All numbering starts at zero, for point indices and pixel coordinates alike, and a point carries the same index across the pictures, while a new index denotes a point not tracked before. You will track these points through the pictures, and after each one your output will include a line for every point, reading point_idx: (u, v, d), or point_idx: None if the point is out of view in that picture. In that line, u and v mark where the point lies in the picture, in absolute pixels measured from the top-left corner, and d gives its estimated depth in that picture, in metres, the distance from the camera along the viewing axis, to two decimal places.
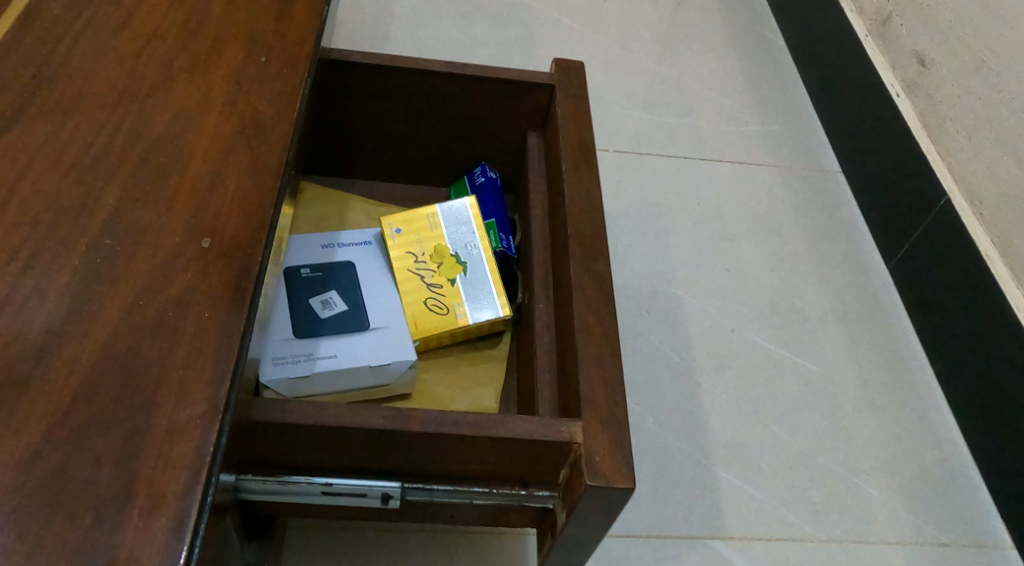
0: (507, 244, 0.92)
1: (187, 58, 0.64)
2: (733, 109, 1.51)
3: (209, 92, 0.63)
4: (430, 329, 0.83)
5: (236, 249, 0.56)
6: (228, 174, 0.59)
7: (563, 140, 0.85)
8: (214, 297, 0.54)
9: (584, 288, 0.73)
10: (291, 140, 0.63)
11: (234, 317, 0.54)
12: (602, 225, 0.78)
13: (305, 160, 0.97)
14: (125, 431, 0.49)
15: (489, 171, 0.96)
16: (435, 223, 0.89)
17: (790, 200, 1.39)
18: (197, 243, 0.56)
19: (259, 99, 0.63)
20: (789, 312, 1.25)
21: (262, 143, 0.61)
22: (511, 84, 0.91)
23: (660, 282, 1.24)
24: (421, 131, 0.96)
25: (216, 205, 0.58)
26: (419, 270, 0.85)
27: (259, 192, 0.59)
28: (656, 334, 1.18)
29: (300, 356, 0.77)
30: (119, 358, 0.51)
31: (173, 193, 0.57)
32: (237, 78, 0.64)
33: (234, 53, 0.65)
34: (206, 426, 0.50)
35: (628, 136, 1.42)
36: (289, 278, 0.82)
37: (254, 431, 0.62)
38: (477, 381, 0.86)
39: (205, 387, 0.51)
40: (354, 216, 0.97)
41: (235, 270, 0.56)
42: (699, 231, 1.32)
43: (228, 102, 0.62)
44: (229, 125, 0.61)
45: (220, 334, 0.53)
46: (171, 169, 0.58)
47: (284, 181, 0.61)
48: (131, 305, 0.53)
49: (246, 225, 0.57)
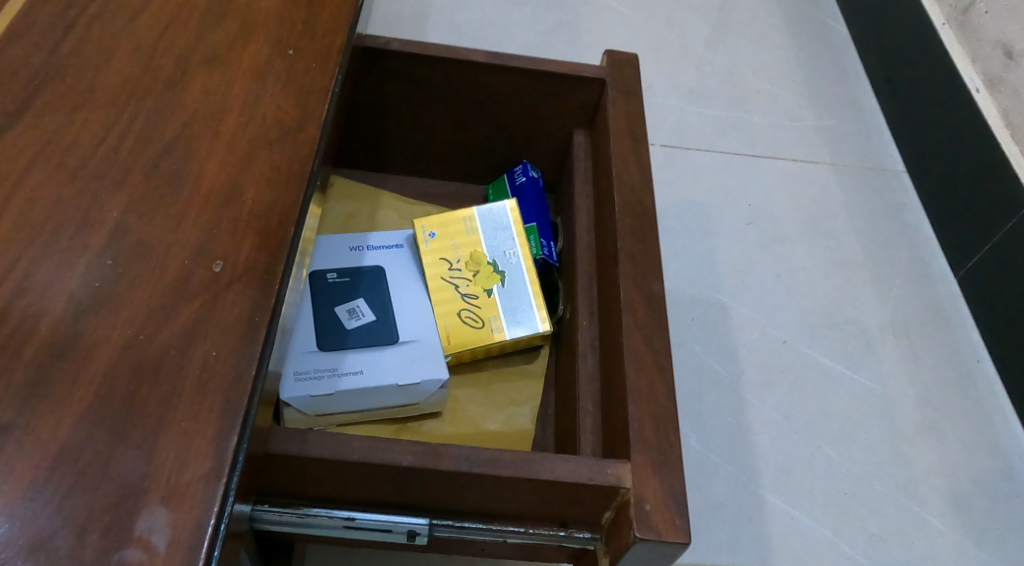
0: (549, 251, 0.84)
1: (210, 49, 0.58)
2: (789, 102, 1.43)
3: (230, 87, 0.56)
4: (463, 344, 0.77)
5: (250, 274, 0.50)
6: (247, 184, 0.53)
7: (614, 143, 0.78)
8: (224, 333, 0.49)
9: (635, 310, 0.67)
10: (318, 147, 0.57)
11: (248, 350, 0.48)
12: (656, 241, 0.71)
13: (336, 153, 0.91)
14: (118, 487, 0.44)
15: (531, 170, 0.89)
16: (473, 228, 0.81)
17: (847, 203, 1.31)
18: (208, 266, 0.50)
19: (285, 99, 0.57)
20: (843, 323, 1.17)
21: (285, 148, 0.55)
22: (557, 78, 0.84)
23: (707, 288, 1.17)
24: (458, 126, 0.90)
25: (232, 222, 0.52)
26: (453, 278, 0.79)
27: (279, 206, 0.53)
28: (702, 344, 1.11)
29: (323, 372, 0.72)
30: (118, 402, 0.46)
31: (184, 207, 0.51)
32: (261, 72, 0.58)
33: (260, 44, 0.59)
34: (209, 488, 0.45)
35: (676, 129, 1.34)
36: (314, 283, 0.78)
37: (271, 461, 0.57)
38: (513, 398, 0.80)
39: (210, 440, 0.46)
40: (386, 215, 0.91)
41: (251, 297, 0.50)
42: (750, 233, 1.24)
43: (250, 100, 0.56)
44: (251, 127, 0.55)
45: (233, 370, 0.48)
46: (183, 178, 0.52)
47: (307, 193, 0.55)
48: (133, 337, 0.47)
49: (266, 243, 0.52)
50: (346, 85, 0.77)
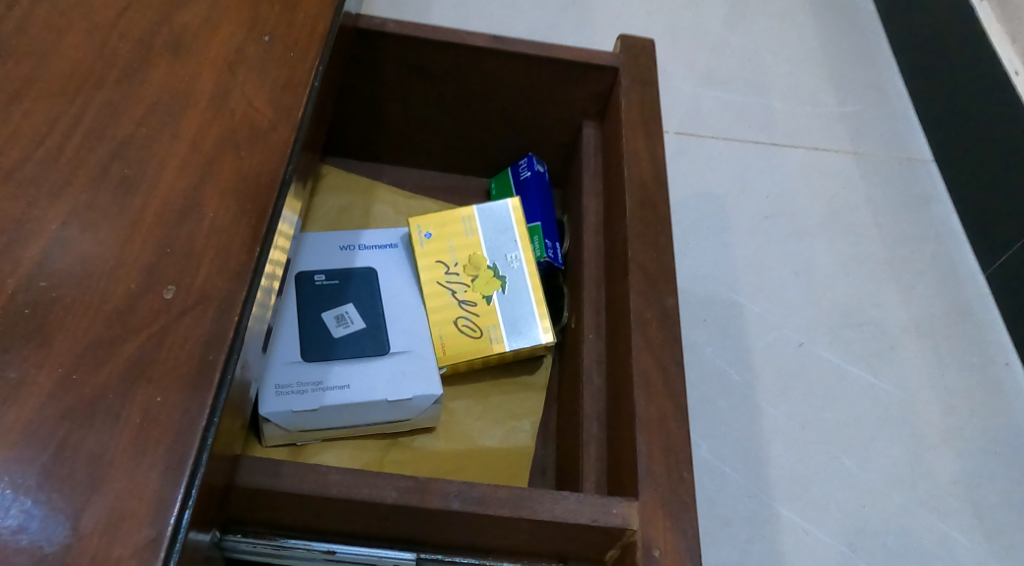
0: (554, 252, 0.78)
1: (174, 35, 0.52)
2: (810, 86, 1.35)
3: (195, 80, 0.50)
4: (459, 355, 0.71)
5: (206, 302, 0.45)
6: (208, 196, 0.48)
7: (627, 138, 0.72)
8: (175, 369, 0.44)
9: (645, 327, 0.61)
10: (293, 150, 0.51)
11: (201, 388, 0.44)
12: (669, 249, 0.66)
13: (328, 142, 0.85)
14: (42, 544, 0.40)
15: (536, 164, 0.83)
16: (472, 228, 0.75)
17: (870, 195, 1.24)
18: (159, 291, 0.45)
19: (256, 94, 0.51)
20: (863, 323, 1.11)
21: (254, 152, 0.49)
22: (567, 66, 0.78)
23: (721, 286, 1.11)
24: (459, 115, 0.84)
25: (188, 240, 0.46)
26: (450, 283, 0.73)
27: (243, 221, 0.48)
28: (714, 346, 1.06)
29: (307, 386, 0.67)
30: (48, 444, 0.41)
31: (133, 221, 0.46)
32: (232, 64, 0.52)
33: (232, 30, 0.53)
34: (147, 558, 0.40)
35: (689, 115, 1.27)
36: (300, 285, 0.72)
37: (236, 492, 0.51)
38: (512, 412, 0.74)
39: (153, 493, 0.41)
40: (381, 209, 0.86)
41: (206, 329, 0.45)
42: (766, 227, 1.17)
43: (218, 96, 0.50)
44: (216, 127, 0.49)
45: (182, 412, 0.43)
46: (135, 185, 0.47)
47: (279, 206, 0.50)
48: (68, 369, 0.42)
49: (226, 264, 0.46)
50: (338, 69, 0.70)
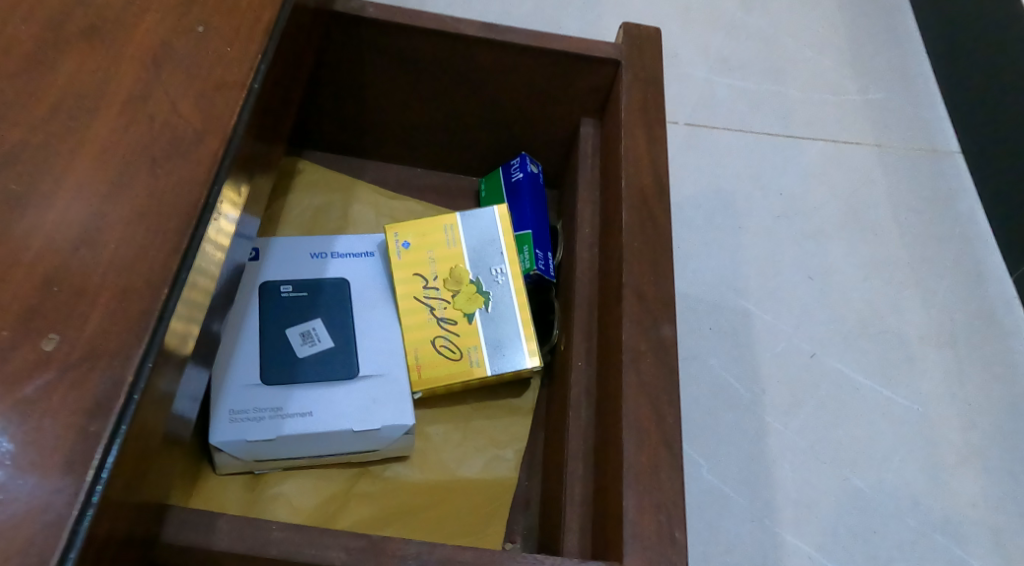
0: (545, 263, 0.71)
1: (97, 46, 0.46)
2: (831, 72, 1.25)
3: (106, 90, 0.45)
4: (437, 380, 0.65)
5: (97, 356, 0.41)
6: (107, 230, 0.43)
7: (625, 141, 0.65)
8: (52, 427, 0.39)
9: (638, 362, 0.55)
10: (219, 167, 0.46)
11: (80, 451, 0.39)
12: (670, 271, 0.59)
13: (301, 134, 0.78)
14: None
15: (529, 164, 0.76)
16: (455, 237, 0.68)
17: (893, 191, 1.14)
18: (41, 339, 0.40)
19: (181, 97, 0.47)
20: (880, 332, 1.02)
21: (170, 169, 0.45)
22: (566, 58, 0.70)
23: (728, 291, 1.02)
24: (446, 108, 0.77)
25: (82, 276, 0.42)
26: (429, 298, 0.66)
27: (145, 259, 0.43)
28: (720, 359, 0.97)
29: (264, 413, 0.61)
30: None
31: (19, 249, 0.41)
32: (160, 79, 0.47)
33: (166, 40, 0.48)
34: None
35: (698, 103, 1.17)
36: (265, 297, 0.66)
37: (143, 543, 0.45)
38: (495, 440, 0.68)
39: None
40: (361, 210, 0.79)
41: (93, 385, 0.40)
42: (779, 227, 1.08)
43: (138, 115, 0.45)
44: (127, 136, 0.45)
45: (57, 481, 0.38)
46: (24, 205, 0.42)
47: (198, 238, 0.45)
48: None
49: (121, 309, 0.42)
50: (309, 58, 0.63)
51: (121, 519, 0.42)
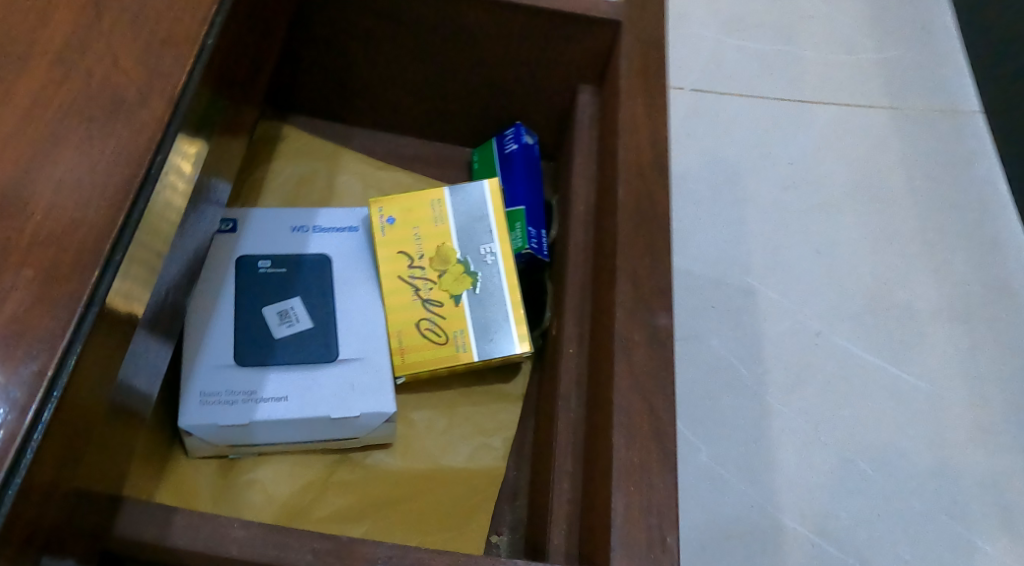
0: (538, 241, 0.68)
1: (44, 40, 0.45)
2: (847, 27, 1.15)
3: (43, 47, 0.44)
4: (421, 364, 0.62)
5: (18, 336, 0.40)
6: (27, 218, 0.41)
7: (624, 113, 0.61)
8: None
9: (631, 354, 0.52)
10: (166, 133, 0.45)
11: None
12: (667, 254, 0.55)
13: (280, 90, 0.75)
14: None
15: (524, 135, 0.72)
16: (442, 214, 0.64)
17: (907, 157, 1.06)
18: None
19: (122, 54, 0.45)
20: (891, 307, 0.97)
21: (107, 130, 0.44)
22: (564, 20, 0.66)
23: (730, 267, 0.97)
24: (435, 72, 0.72)
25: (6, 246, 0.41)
26: (414, 278, 0.63)
27: (69, 248, 0.41)
28: (722, 338, 0.93)
29: (238, 396, 0.58)
30: None
31: None
32: (105, 73, 0.45)
33: (117, 29, 0.46)
34: None
35: (704, 66, 1.10)
36: (241, 273, 0.62)
37: (67, 529, 0.43)
38: (482, 427, 0.65)
39: None
40: (347, 180, 0.75)
41: (12, 376, 0.39)
42: (787, 199, 1.02)
43: (75, 103, 0.44)
44: (63, 93, 0.44)
45: None
46: None
47: (135, 216, 0.43)
48: None
49: (41, 296, 0.40)
50: (258, 28, 0.60)
51: (28, 509, 0.40)
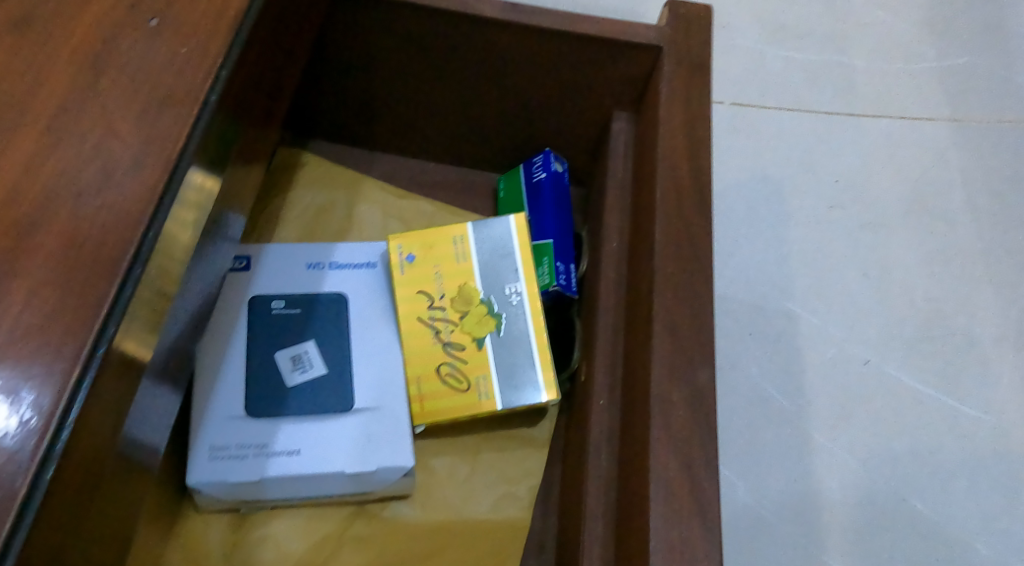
0: (567, 277, 0.64)
1: (38, 101, 0.42)
2: (905, 37, 1.00)
3: (36, 111, 0.41)
4: (441, 412, 0.58)
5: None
6: (11, 290, 0.38)
7: (662, 143, 0.57)
8: None
9: (669, 413, 0.48)
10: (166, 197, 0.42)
11: None
12: (709, 303, 0.51)
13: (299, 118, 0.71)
14: None
15: (553, 162, 0.68)
16: (464, 251, 0.60)
17: (975, 178, 0.91)
18: None
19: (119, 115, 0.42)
20: (951, 334, 0.84)
21: (99, 202, 0.40)
22: (598, 44, 0.62)
23: (766, 287, 0.86)
24: (461, 98, 0.68)
25: None
26: (435, 320, 0.59)
27: (60, 319, 0.38)
28: (762, 366, 0.82)
29: (248, 450, 0.55)
30: None
31: None
32: (100, 134, 0.42)
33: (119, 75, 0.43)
34: None
35: (742, 71, 0.97)
36: (253, 314, 0.59)
37: None
38: (505, 475, 0.62)
39: None
40: (367, 210, 0.72)
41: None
42: (834, 219, 0.89)
43: (69, 171, 0.41)
44: (55, 161, 0.41)
45: None
46: None
47: (130, 286, 0.40)
48: None
49: (26, 374, 0.37)
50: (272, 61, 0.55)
51: None
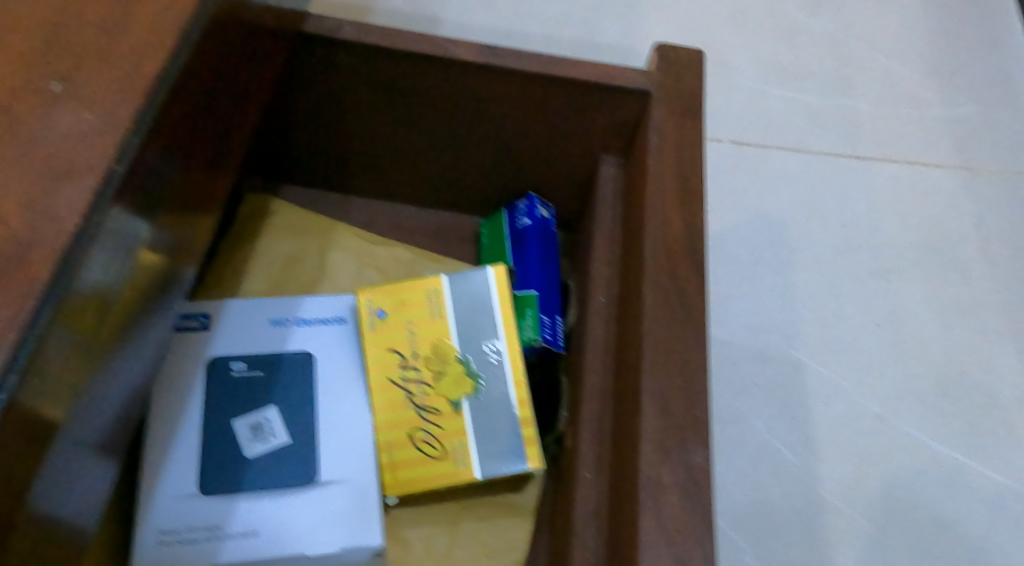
0: (551, 332, 0.60)
1: None
2: (908, 79, 0.96)
3: None
4: (415, 482, 0.54)
5: None
6: None
7: (651, 197, 0.54)
8: None
9: (661, 497, 0.46)
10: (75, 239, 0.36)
11: None
12: (705, 378, 0.49)
13: (268, 159, 0.67)
14: None
15: (538, 208, 0.64)
16: (440, 307, 0.56)
17: (988, 225, 0.87)
18: None
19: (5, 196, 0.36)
20: (966, 390, 0.79)
21: None
22: (583, 88, 0.58)
23: (772, 336, 0.80)
24: (439, 143, 0.64)
25: None
26: (407, 381, 0.55)
27: None
28: (769, 421, 0.77)
29: (199, 533, 0.51)
30: None
31: None
32: None
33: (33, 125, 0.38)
34: None
35: (742, 107, 0.92)
36: (210, 376, 0.54)
37: None
38: (488, 548, 0.56)
39: None
40: (339, 259, 0.66)
41: None
42: (841, 265, 0.84)
43: None
44: None
45: None
46: None
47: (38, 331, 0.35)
48: None
49: None
50: None
51: None
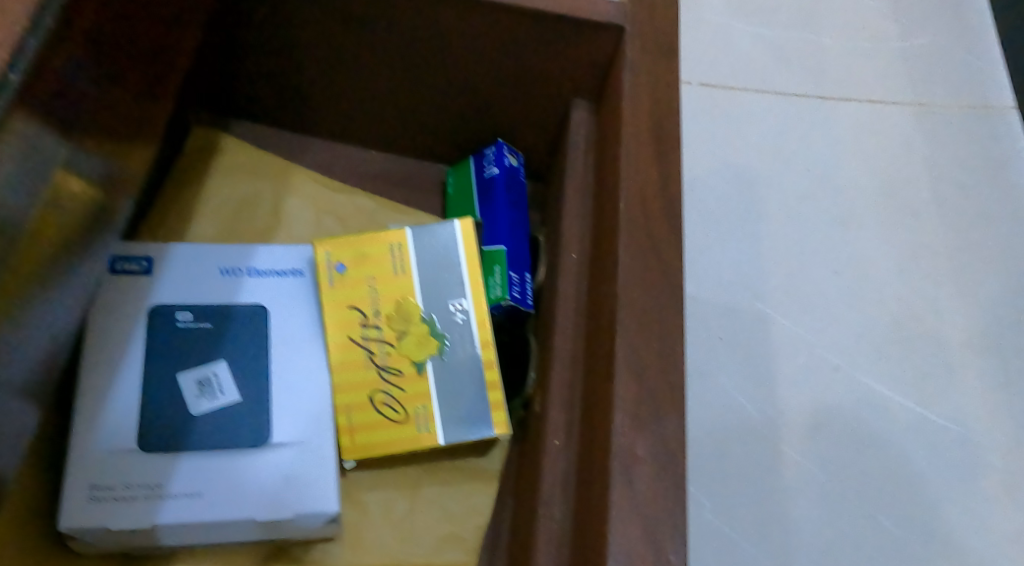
0: (521, 289, 0.57)
1: None
2: (873, 12, 0.89)
3: None
4: (376, 446, 0.51)
5: None
6: None
7: (625, 148, 0.51)
8: None
9: (633, 471, 0.44)
10: None
11: None
12: (681, 342, 0.47)
13: (215, 93, 0.62)
14: None
15: (506, 156, 0.61)
16: (402, 262, 0.53)
17: (940, 167, 0.82)
18: None
19: None
20: (911, 335, 0.75)
21: None
22: (556, 26, 0.54)
23: (730, 289, 0.76)
24: (402, 82, 0.60)
25: None
26: (368, 340, 0.52)
27: None
28: (734, 377, 0.73)
29: (138, 491, 0.48)
30: None
31: None
32: None
33: None
34: None
35: (707, 43, 0.86)
36: (154, 328, 0.51)
37: None
38: (449, 514, 0.54)
39: None
40: (296, 205, 0.62)
41: None
42: (805, 213, 0.79)
43: None
44: None
45: None
46: None
47: None
48: None
49: None
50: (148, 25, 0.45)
51: None
